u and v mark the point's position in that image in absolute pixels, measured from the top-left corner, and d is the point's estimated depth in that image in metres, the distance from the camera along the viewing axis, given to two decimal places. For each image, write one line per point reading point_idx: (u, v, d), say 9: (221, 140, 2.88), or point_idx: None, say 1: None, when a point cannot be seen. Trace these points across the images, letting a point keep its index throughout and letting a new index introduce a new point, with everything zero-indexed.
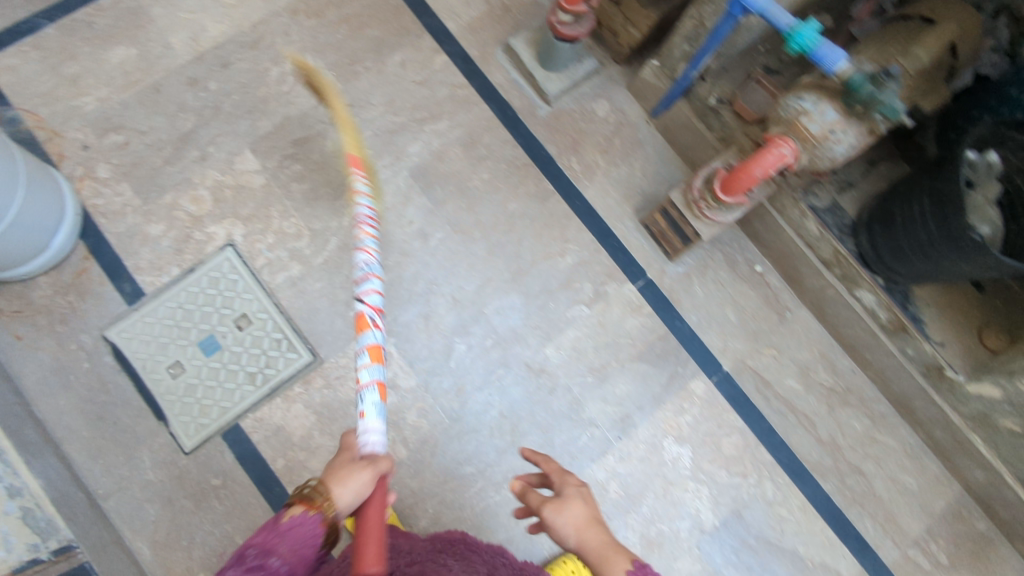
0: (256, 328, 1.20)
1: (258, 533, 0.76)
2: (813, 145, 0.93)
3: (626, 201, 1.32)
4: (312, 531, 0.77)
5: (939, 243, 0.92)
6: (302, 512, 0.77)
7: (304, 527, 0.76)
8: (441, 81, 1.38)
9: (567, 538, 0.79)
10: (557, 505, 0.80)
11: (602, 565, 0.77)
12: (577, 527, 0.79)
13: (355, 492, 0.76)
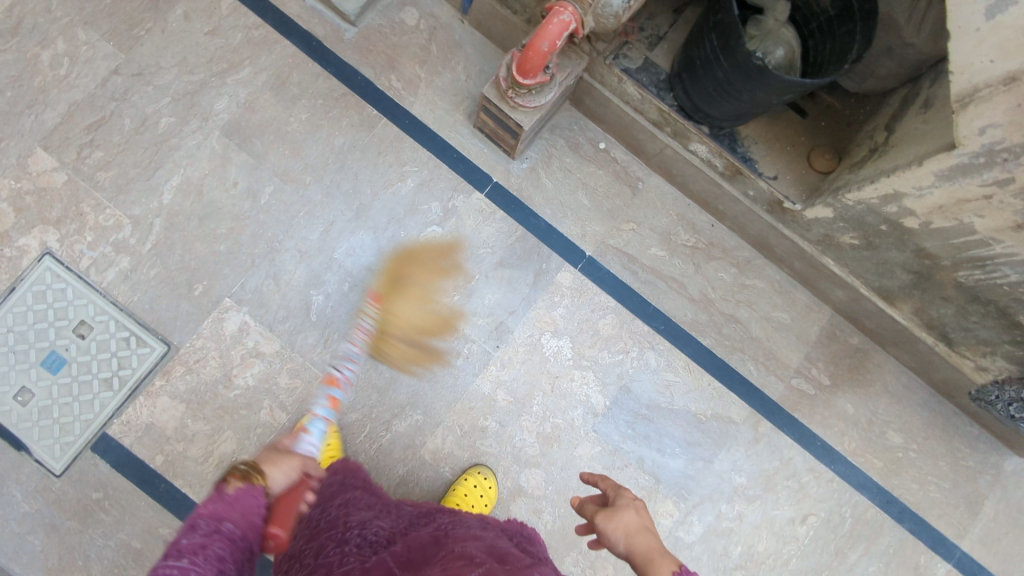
0: (99, 332, 1.15)
1: (205, 502, 0.62)
2: (590, 4, 0.89)
3: (456, 109, 1.26)
4: (253, 496, 0.65)
5: (734, 79, 0.91)
6: (248, 485, 0.65)
7: (247, 493, 0.64)
8: (233, 25, 1.26)
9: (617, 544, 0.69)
10: (609, 513, 0.71)
11: (646, 568, 0.65)
12: (626, 538, 0.69)
13: (284, 474, 0.76)
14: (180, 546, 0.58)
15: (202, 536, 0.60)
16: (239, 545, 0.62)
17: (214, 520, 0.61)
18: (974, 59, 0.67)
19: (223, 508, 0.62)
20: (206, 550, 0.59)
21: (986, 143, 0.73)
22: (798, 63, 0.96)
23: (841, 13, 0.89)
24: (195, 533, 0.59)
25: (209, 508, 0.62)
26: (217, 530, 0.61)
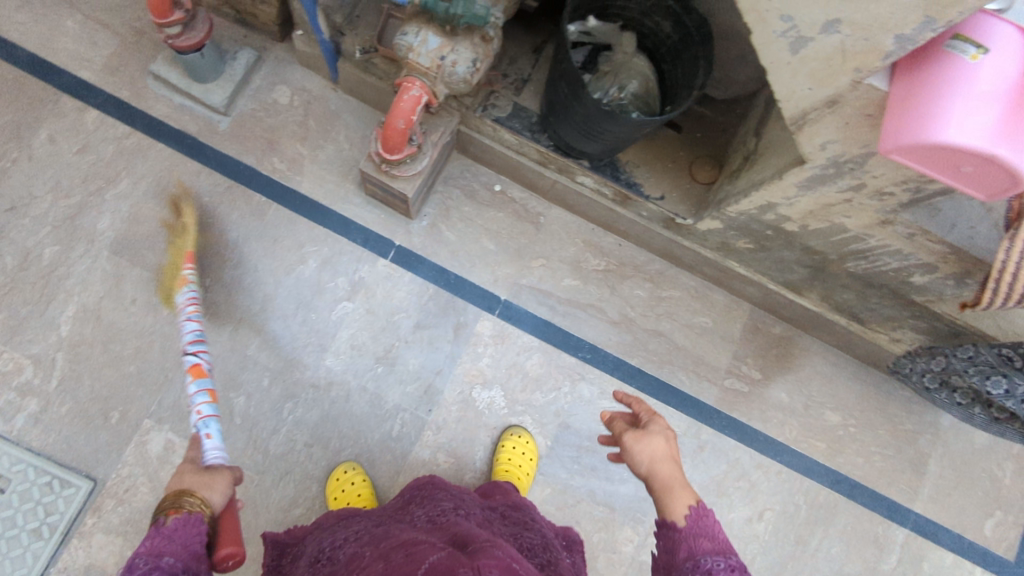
0: (19, 483, 1.12)
1: (143, 541, 0.67)
2: (433, 76, 0.89)
3: (344, 180, 1.25)
4: (194, 527, 0.70)
5: (590, 119, 0.92)
6: (184, 517, 0.70)
7: (186, 526, 0.69)
8: (102, 139, 1.23)
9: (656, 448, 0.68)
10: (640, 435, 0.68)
11: (662, 498, 0.64)
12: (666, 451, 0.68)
13: (223, 495, 0.78)
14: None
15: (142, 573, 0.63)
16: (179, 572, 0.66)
17: (154, 556, 0.65)
18: (796, 87, 0.68)
19: (160, 543, 0.67)
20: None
21: (830, 156, 0.74)
22: (655, 89, 0.96)
23: (683, 37, 0.89)
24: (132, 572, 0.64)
25: (145, 547, 0.66)
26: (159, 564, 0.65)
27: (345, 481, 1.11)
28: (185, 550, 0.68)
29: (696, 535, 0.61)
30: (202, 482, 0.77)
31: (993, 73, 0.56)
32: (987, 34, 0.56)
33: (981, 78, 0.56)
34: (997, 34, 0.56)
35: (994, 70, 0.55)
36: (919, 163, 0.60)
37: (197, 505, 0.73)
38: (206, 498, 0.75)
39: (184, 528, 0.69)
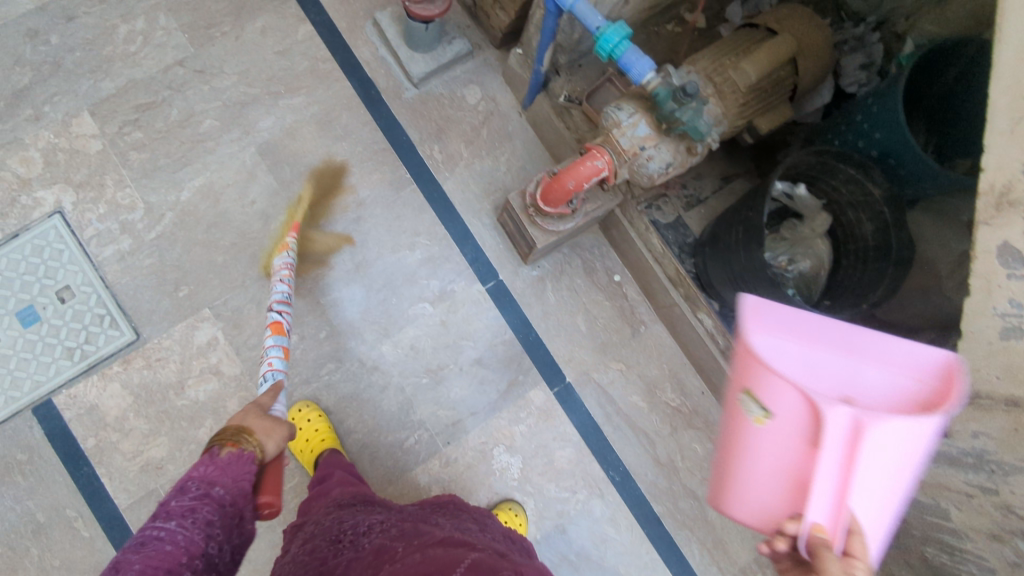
0: (79, 302, 1.17)
1: (196, 467, 0.68)
2: (625, 160, 0.88)
3: (485, 195, 1.25)
4: (247, 468, 0.70)
5: (745, 275, 0.89)
6: (239, 456, 0.70)
7: (241, 463, 0.70)
8: (302, 53, 1.28)
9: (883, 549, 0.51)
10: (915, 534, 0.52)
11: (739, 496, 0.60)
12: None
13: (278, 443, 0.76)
14: (175, 508, 0.65)
15: (193, 497, 0.66)
16: (228, 512, 0.67)
17: (207, 483, 0.67)
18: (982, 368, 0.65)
19: (213, 473, 0.68)
20: (195, 514, 0.65)
21: (977, 447, 0.69)
22: (823, 278, 0.92)
23: (878, 247, 0.86)
24: (189, 498, 0.66)
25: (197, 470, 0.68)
26: (209, 493, 0.66)
27: (301, 418, 1.11)
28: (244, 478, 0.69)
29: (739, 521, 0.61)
30: (264, 427, 0.76)
31: (776, 440, 0.55)
32: (771, 394, 0.53)
33: (770, 440, 0.55)
34: (780, 396, 0.52)
35: (777, 434, 0.54)
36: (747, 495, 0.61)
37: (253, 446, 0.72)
38: (262, 443, 0.74)
39: (239, 462, 0.70)
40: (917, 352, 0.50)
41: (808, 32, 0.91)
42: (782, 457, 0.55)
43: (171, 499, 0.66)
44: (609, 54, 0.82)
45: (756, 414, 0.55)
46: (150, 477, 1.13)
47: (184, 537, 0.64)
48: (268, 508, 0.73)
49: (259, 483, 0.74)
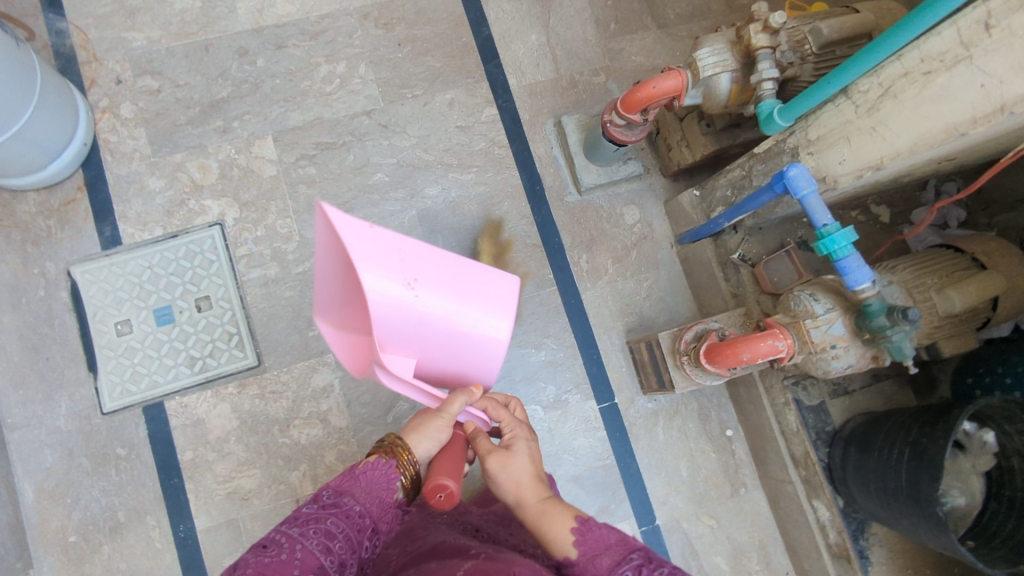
0: (213, 315, 1.20)
1: (334, 476, 0.71)
2: (810, 350, 0.90)
3: (620, 316, 1.28)
4: (388, 477, 0.73)
5: (900, 496, 0.90)
6: (381, 465, 0.73)
7: (381, 472, 0.72)
8: (482, 133, 1.32)
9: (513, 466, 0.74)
10: (517, 449, 0.76)
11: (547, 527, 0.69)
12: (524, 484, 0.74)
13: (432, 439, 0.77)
14: (304, 515, 0.66)
15: (322, 505, 0.68)
16: (356, 522, 0.68)
17: (338, 493, 0.70)
18: None
19: (349, 483, 0.71)
20: (320, 522, 0.66)
21: None
22: (973, 516, 0.92)
23: None
24: (319, 504, 0.68)
25: (330, 485, 0.71)
26: (339, 503, 0.69)
27: None
28: (371, 496, 0.71)
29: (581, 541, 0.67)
30: (416, 427, 0.78)
31: (434, 333, 0.76)
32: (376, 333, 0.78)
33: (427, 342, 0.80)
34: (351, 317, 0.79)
35: (439, 334, 0.76)
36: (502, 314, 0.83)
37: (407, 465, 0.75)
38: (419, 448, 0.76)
39: (371, 474, 0.72)
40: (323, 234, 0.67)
41: (1017, 274, 0.92)
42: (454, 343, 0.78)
43: (304, 506, 0.68)
44: (830, 253, 0.84)
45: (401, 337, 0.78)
46: (235, 506, 1.14)
47: (302, 546, 0.63)
48: (441, 492, 0.72)
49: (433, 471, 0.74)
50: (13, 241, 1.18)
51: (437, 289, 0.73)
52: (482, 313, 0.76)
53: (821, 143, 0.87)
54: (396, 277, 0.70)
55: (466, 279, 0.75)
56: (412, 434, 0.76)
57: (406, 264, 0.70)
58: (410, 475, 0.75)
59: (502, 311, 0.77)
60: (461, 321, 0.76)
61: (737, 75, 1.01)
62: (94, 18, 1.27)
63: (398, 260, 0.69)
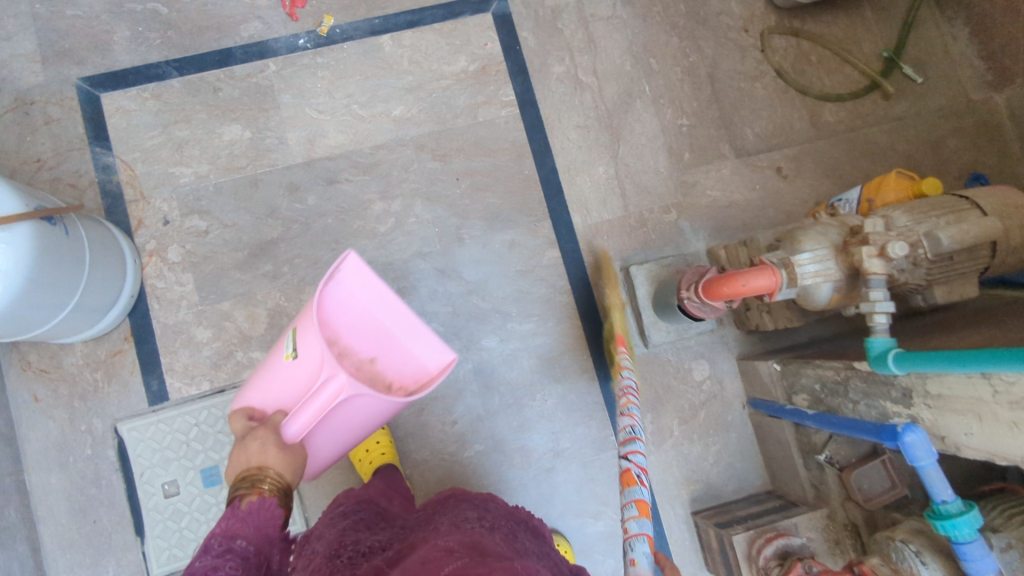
0: None
1: (218, 520, 0.67)
2: None
3: (685, 483, 1.21)
4: (268, 508, 0.70)
5: None
6: (263, 500, 0.69)
7: (260, 507, 0.69)
8: (543, 279, 1.24)
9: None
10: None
11: None
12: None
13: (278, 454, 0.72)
14: (199, 568, 0.63)
15: (213, 558, 0.64)
16: (247, 563, 0.65)
17: (229, 538, 0.66)
18: None
19: (236, 525, 0.67)
20: (218, 572, 0.62)
21: None
22: None
23: None
24: (207, 557, 0.64)
25: (220, 526, 0.67)
26: (228, 550, 0.65)
27: None
28: (262, 519, 0.69)
29: None
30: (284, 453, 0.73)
31: (298, 373, 0.81)
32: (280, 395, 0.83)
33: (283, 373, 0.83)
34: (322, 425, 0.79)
35: (294, 369, 0.82)
36: (358, 405, 0.77)
37: (275, 482, 0.71)
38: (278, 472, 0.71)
39: (255, 512, 0.69)
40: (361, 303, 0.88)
41: None
42: (295, 385, 0.81)
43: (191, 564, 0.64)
44: (950, 538, 0.75)
45: (289, 351, 0.82)
46: None
47: None
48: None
49: None
50: (59, 395, 1.16)
51: (369, 319, 0.90)
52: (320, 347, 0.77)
53: (944, 402, 0.78)
54: (386, 327, 0.90)
55: (393, 348, 0.90)
56: (262, 456, 0.71)
57: (396, 328, 0.90)
58: (283, 491, 0.72)
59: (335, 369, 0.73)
60: (307, 360, 0.79)
61: (841, 286, 0.91)
62: (141, 152, 1.22)
63: (359, 284, 0.87)
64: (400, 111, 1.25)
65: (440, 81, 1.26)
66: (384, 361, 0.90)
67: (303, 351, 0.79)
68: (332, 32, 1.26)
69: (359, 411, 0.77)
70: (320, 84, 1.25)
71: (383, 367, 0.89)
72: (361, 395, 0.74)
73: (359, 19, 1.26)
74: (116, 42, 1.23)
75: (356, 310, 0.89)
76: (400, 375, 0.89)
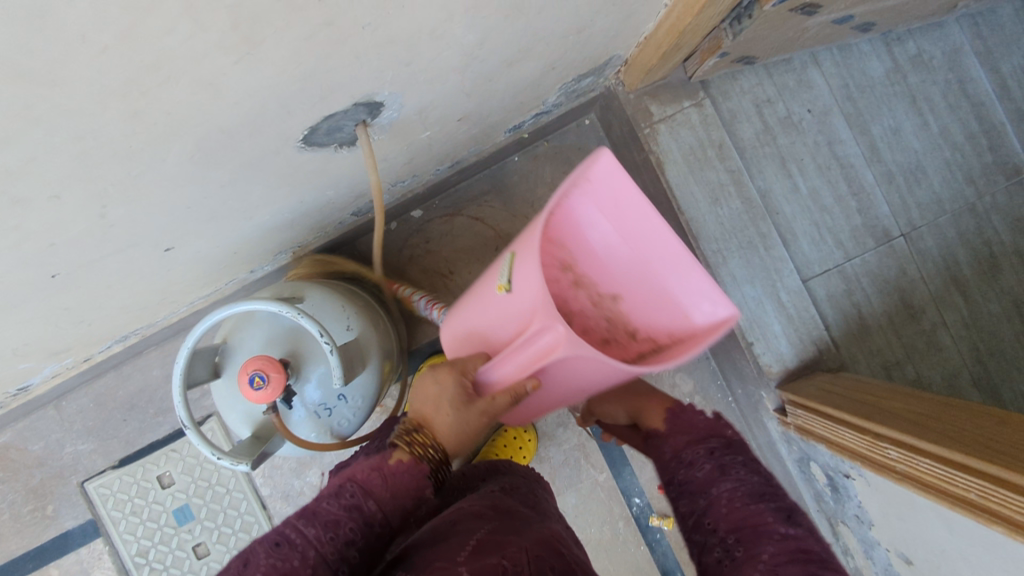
0: (189, 564, 1.17)
1: (365, 467, 0.54)
2: None
3: None
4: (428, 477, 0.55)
5: None
6: (413, 463, 0.54)
7: (417, 471, 0.54)
8: None
9: None
10: None
11: None
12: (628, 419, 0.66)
13: (439, 399, 0.56)
14: (325, 511, 0.51)
15: (344, 508, 0.51)
16: (374, 533, 0.52)
17: (368, 492, 0.52)
18: None
19: (379, 478, 0.53)
20: (341, 530, 0.50)
21: None
22: None
23: None
24: (338, 504, 0.51)
25: (360, 472, 0.54)
26: (360, 507, 0.52)
27: None
28: (406, 484, 0.54)
29: None
30: (445, 412, 0.55)
31: (508, 315, 0.57)
32: (480, 308, 0.63)
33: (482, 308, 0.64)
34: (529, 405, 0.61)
35: (505, 308, 0.57)
36: (587, 384, 0.56)
37: (431, 441, 0.56)
38: (446, 431, 0.56)
39: (408, 473, 0.54)
40: (602, 194, 0.56)
41: None
42: (503, 326, 0.58)
43: (322, 502, 0.51)
44: None
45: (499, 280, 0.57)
46: None
47: (317, 558, 0.49)
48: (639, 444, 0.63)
49: None
50: None
51: (614, 254, 0.60)
52: (539, 285, 0.51)
53: None
54: (637, 258, 0.58)
55: (646, 289, 0.59)
56: (435, 412, 0.56)
57: (656, 262, 0.58)
58: (442, 461, 0.56)
59: (548, 320, 0.50)
60: (515, 303, 0.55)
61: None
62: None
63: (609, 190, 0.55)
64: None
65: None
66: (627, 302, 0.61)
67: (513, 289, 0.55)
68: (653, 528, 1.14)
69: (581, 385, 0.55)
70: (594, 531, 1.14)
71: (627, 310, 0.62)
72: (585, 365, 0.51)
73: (675, 555, 1.14)
74: None
75: (595, 235, 0.59)
76: (656, 322, 0.60)
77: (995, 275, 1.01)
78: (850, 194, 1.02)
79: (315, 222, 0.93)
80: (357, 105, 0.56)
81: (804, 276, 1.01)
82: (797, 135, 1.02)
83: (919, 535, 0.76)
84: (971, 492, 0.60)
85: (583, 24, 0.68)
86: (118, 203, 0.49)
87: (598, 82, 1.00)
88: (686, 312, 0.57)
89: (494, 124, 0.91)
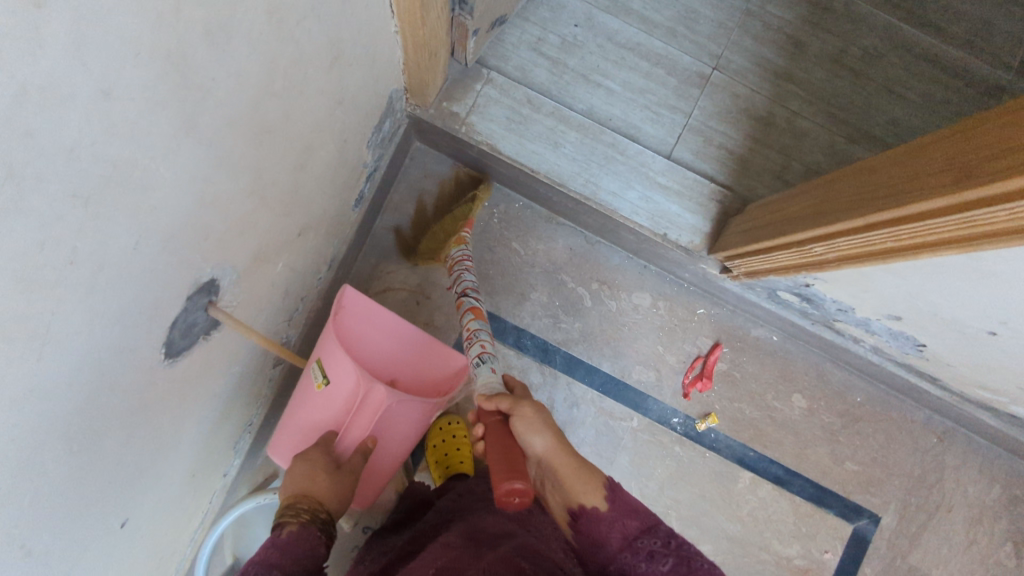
0: None
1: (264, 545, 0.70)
2: None
3: None
4: (311, 538, 0.72)
5: None
6: (300, 529, 0.72)
7: (304, 532, 0.71)
8: None
9: (530, 440, 0.70)
10: (534, 427, 0.71)
11: (579, 482, 0.70)
12: (544, 453, 0.70)
13: (308, 474, 0.76)
14: None
15: None
16: None
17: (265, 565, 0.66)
18: None
19: (276, 547, 0.69)
20: None
21: None
22: None
23: None
24: None
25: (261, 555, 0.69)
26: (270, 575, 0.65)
27: None
28: (300, 544, 0.70)
29: (618, 516, 0.68)
30: (324, 478, 0.76)
31: (330, 399, 0.82)
32: (316, 400, 0.83)
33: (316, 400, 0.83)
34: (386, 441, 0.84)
35: (327, 396, 0.82)
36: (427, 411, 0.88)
37: (305, 510, 0.74)
38: (315, 498, 0.76)
39: (296, 539, 0.70)
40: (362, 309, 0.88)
41: None
42: (333, 410, 0.82)
43: None
44: None
45: (318, 380, 0.81)
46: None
47: None
48: (513, 494, 0.61)
49: (501, 465, 0.64)
50: None
51: (373, 346, 0.91)
52: (348, 367, 0.79)
53: None
54: (396, 342, 0.91)
55: (408, 358, 0.92)
56: (311, 485, 0.76)
57: (397, 347, 0.92)
58: (323, 520, 0.75)
59: (373, 387, 0.78)
60: (335, 385, 0.81)
61: None
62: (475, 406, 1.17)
63: (360, 314, 0.89)
64: (706, 549, 1.14)
65: (762, 552, 1.15)
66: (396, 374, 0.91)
67: (338, 375, 0.81)
68: (705, 432, 1.17)
69: (399, 427, 0.83)
70: (661, 468, 1.16)
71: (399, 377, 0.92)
72: (401, 403, 0.80)
73: (737, 439, 1.17)
74: (529, 300, 1.18)
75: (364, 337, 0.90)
76: (412, 380, 0.92)
77: (807, 49, 1.08)
78: (654, 65, 1.07)
79: (246, 400, 0.92)
80: (190, 298, 0.56)
81: (666, 153, 1.04)
82: (580, 49, 1.07)
83: (886, 292, 0.81)
84: (888, 242, 0.66)
85: (335, 96, 0.71)
86: (41, 535, 0.48)
87: (396, 118, 1.02)
88: (426, 371, 0.92)
89: (333, 216, 0.92)
